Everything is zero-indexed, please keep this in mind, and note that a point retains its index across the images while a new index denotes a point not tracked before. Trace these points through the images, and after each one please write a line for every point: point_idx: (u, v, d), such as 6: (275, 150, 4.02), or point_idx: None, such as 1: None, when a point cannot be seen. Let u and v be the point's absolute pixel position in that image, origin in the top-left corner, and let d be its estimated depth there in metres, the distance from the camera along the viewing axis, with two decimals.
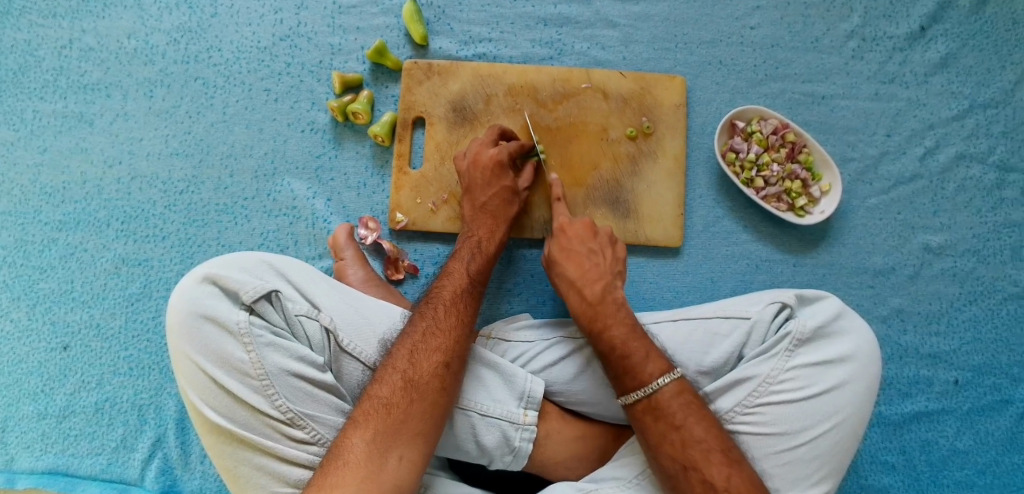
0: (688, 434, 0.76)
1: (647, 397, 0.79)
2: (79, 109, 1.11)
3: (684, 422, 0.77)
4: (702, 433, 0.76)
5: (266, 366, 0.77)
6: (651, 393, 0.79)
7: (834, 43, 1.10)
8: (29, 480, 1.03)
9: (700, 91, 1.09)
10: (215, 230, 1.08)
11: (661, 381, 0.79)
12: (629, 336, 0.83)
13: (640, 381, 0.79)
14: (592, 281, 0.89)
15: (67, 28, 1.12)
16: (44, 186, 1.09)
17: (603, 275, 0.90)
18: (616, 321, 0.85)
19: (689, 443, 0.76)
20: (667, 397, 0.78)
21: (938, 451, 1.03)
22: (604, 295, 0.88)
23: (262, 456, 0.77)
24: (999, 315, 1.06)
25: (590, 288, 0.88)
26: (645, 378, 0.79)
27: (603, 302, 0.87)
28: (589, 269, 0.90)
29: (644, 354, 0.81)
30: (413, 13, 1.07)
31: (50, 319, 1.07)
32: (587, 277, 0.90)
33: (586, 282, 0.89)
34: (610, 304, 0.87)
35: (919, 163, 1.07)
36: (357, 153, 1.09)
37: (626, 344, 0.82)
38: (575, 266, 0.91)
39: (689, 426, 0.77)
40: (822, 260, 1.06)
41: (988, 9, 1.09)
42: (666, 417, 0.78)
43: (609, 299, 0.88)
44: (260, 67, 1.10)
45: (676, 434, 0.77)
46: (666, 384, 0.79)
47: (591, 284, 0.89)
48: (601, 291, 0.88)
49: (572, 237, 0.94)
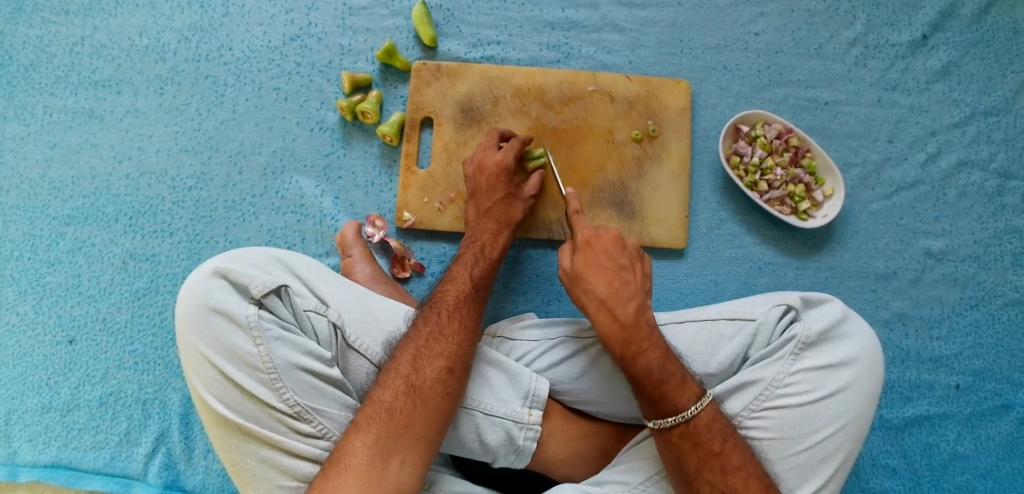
0: (726, 460, 0.77)
1: (685, 423, 0.78)
2: (89, 105, 1.12)
3: (722, 448, 0.78)
4: (739, 459, 0.77)
5: (275, 359, 0.77)
6: (689, 419, 0.78)
7: (837, 50, 1.11)
8: (32, 473, 1.03)
9: (705, 96, 1.10)
10: (222, 227, 1.08)
11: (698, 407, 0.79)
12: (666, 359, 0.81)
13: (677, 407, 0.79)
14: (623, 301, 0.86)
15: (79, 25, 1.13)
16: (53, 180, 1.10)
17: (635, 294, 0.86)
18: (651, 345, 0.82)
19: (727, 469, 0.77)
20: (704, 423, 0.79)
21: (938, 455, 1.04)
22: (637, 317, 0.84)
23: (269, 449, 0.78)
24: (1000, 321, 1.07)
25: (622, 309, 0.85)
26: (683, 403, 0.79)
27: (637, 324, 0.84)
28: (621, 289, 0.86)
29: (678, 380, 0.80)
30: (423, 15, 1.08)
31: (56, 313, 1.07)
32: (619, 297, 0.86)
33: (618, 303, 0.85)
34: (643, 326, 0.84)
35: (921, 169, 1.09)
36: (365, 152, 1.10)
37: (663, 368, 0.81)
38: (605, 285, 0.87)
39: (726, 451, 0.78)
40: (825, 264, 1.07)
41: (989, 18, 1.11)
42: (704, 443, 0.78)
43: (642, 321, 0.85)
44: (270, 66, 1.12)
45: (714, 460, 0.77)
46: (702, 410, 0.79)
47: (624, 305, 0.85)
48: (634, 313, 0.85)
49: (600, 252, 0.90)
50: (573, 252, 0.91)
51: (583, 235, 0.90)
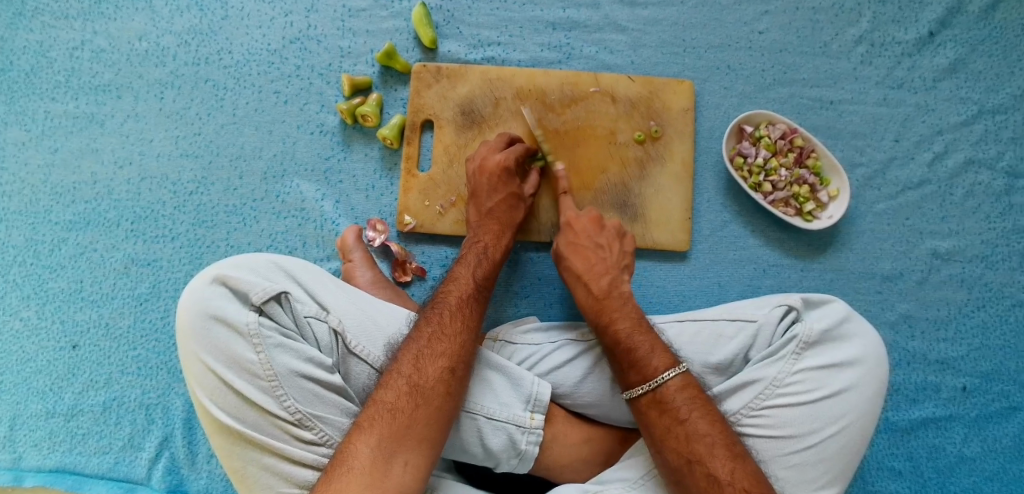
0: (692, 427, 0.76)
1: (652, 391, 0.79)
2: (90, 110, 1.11)
3: (688, 416, 0.77)
4: (706, 427, 0.76)
5: (275, 367, 0.77)
6: (657, 388, 0.79)
7: (843, 48, 1.10)
8: (37, 478, 1.03)
9: (708, 95, 1.09)
10: (223, 232, 1.08)
11: (666, 374, 0.79)
12: (635, 330, 0.85)
13: (645, 375, 0.80)
14: (599, 275, 0.91)
15: (79, 29, 1.13)
16: (55, 186, 1.10)
17: (609, 268, 0.92)
18: (622, 315, 0.87)
19: (694, 437, 0.75)
20: (672, 391, 0.79)
21: (945, 458, 1.03)
22: (611, 288, 0.90)
23: (269, 457, 0.78)
24: (1008, 322, 1.05)
25: (597, 281, 0.91)
26: (650, 372, 0.80)
27: (610, 295, 0.89)
28: (597, 264, 0.92)
29: (648, 347, 0.82)
30: (422, 16, 1.08)
31: (60, 318, 1.08)
32: (593, 271, 0.92)
33: (594, 276, 0.91)
34: (616, 297, 0.89)
35: (928, 169, 1.07)
36: (366, 155, 1.09)
37: (632, 338, 0.84)
38: (583, 260, 0.93)
39: (694, 420, 0.76)
40: (830, 266, 1.06)
41: (998, 15, 1.09)
42: (671, 411, 0.78)
43: (615, 293, 0.90)
44: (270, 69, 1.11)
45: (680, 428, 0.76)
46: (670, 379, 0.79)
47: (598, 278, 0.91)
48: (608, 285, 0.90)
49: (581, 232, 0.95)
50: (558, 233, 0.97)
51: (565, 216, 0.97)
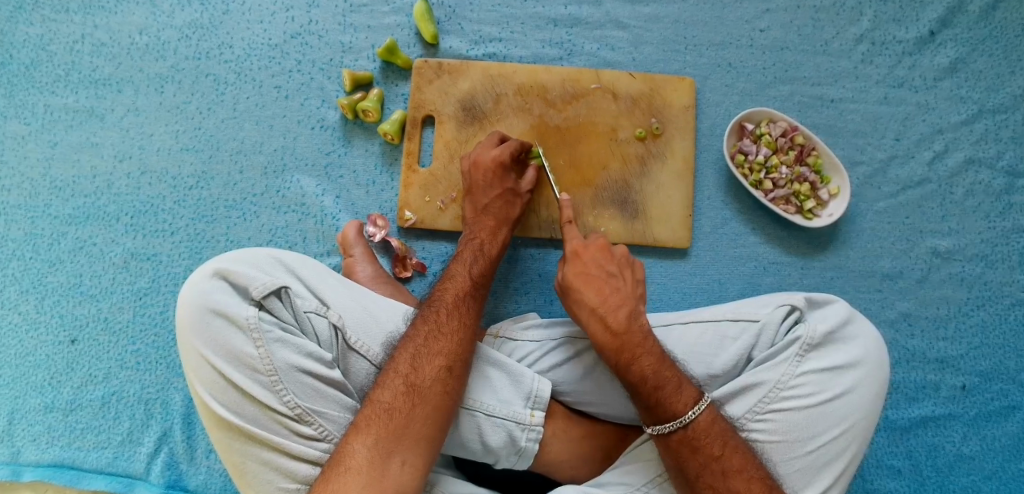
0: (726, 464, 0.76)
1: (683, 428, 0.78)
2: (90, 104, 1.11)
3: (722, 452, 0.77)
4: (739, 462, 0.77)
5: (275, 362, 0.77)
6: (687, 424, 0.78)
7: (843, 47, 1.10)
8: (35, 472, 1.03)
9: (709, 93, 1.09)
10: (224, 226, 1.08)
11: (695, 411, 0.78)
12: (660, 365, 0.81)
13: (674, 413, 0.78)
14: (615, 308, 0.85)
15: (79, 23, 1.12)
16: (54, 179, 1.10)
17: (626, 300, 0.86)
18: (645, 352, 0.82)
19: (729, 473, 0.76)
20: (702, 427, 0.78)
21: (944, 456, 1.03)
22: (630, 323, 0.84)
23: (269, 452, 0.78)
24: (1007, 321, 1.06)
25: (614, 316, 0.84)
26: (681, 409, 0.78)
27: (629, 331, 0.83)
28: (612, 296, 0.86)
29: (674, 385, 0.80)
30: (424, 12, 1.07)
31: (58, 312, 1.07)
32: (610, 305, 0.85)
33: (610, 310, 0.85)
34: (636, 333, 0.83)
35: (928, 168, 1.08)
36: (366, 151, 1.09)
37: (659, 375, 0.80)
38: (597, 293, 0.86)
39: (728, 455, 0.77)
40: (830, 263, 1.06)
41: (998, 14, 1.10)
42: (703, 448, 0.77)
43: (634, 327, 0.84)
44: (271, 64, 1.11)
45: (715, 465, 0.77)
46: (700, 415, 0.78)
47: (615, 311, 0.85)
48: (626, 319, 0.84)
49: (589, 262, 0.89)
50: (563, 263, 0.91)
51: (572, 246, 0.90)
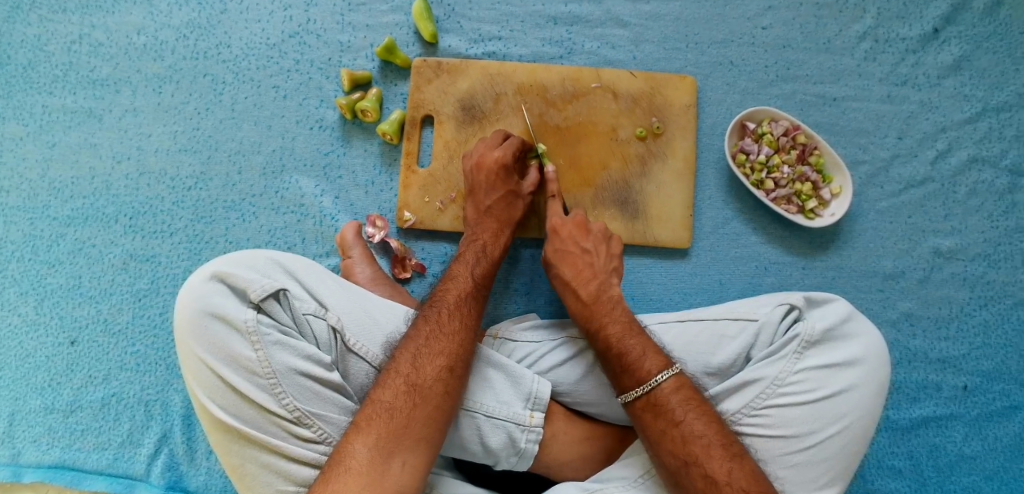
0: (688, 429, 0.75)
1: (648, 393, 0.79)
2: (88, 105, 1.11)
3: (684, 418, 0.76)
4: (702, 427, 0.75)
5: (274, 364, 0.77)
6: (651, 389, 0.78)
7: (846, 44, 1.09)
8: (36, 473, 1.03)
9: (710, 92, 1.08)
10: (222, 227, 1.08)
11: (660, 377, 0.79)
12: (626, 334, 0.85)
13: (639, 379, 0.80)
14: (586, 280, 0.92)
15: (76, 23, 1.12)
16: (53, 181, 1.10)
17: (597, 273, 0.93)
18: (611, 319, 0.87)
19: (689, 438, 0.75)
20: (666, 394, 0.78)
21: (945, 457, 1.03)
22: (599, 293, 0.90)
23: (268, 454, 0.78)
24: (1009, 321, 1.05)
25: (584, 287, 0.91)
26: (644, 374, 0.79)
27: (598, 299, 0.89)
28: (584, 269, 0.93)
29: (640, 353, 0.82)
30: (422, 10, 1.06)
31: (58, 314, 1.07)
32: (581, 277, 0.92)
33: (581, 281, 0.92)
34: (605, 301, 0.89)
35: (931, 167, 1.07)
36: (365, 151, 1.08)
37: (622, 342, 0.84)
38: (569, 267, 0.93)
39: (689, 421, 0.76)
40: (831, 264, 1.06)
41: (1003, 11, 1.08)
42: (666, 413, 0.77)
43: (604, 296, 0.90)
44: (268, 64, 1.10)
45: (676, 430, 0.76)
46: (665, 381, 0.78)
47: (586, 283, 0.91)
48: (595, 290, 0.90)
49: (566, 238, 0.95)
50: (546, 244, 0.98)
51: (552, 223, 0.96)
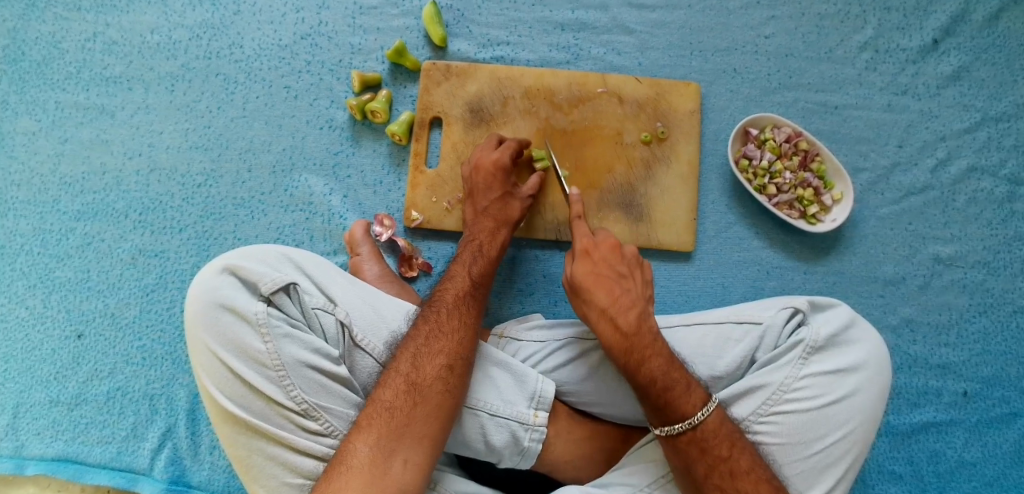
0: (734, 464, 0.77)
1: (692, 429, 0.79)
2: (100, 102, 1.12)
3: (729, 453, 0.78)
4: (748, 463, 0.78)
5: (282, 356, 0.78)
6: (696, 425, 0.79)
7: (848, 53, 1.11)
8: (38, 467, 1.03)
9: (714, 98, 1.10)
10: (231, 224, 1.09)
11: (704, 413, 0.79)
12: (670, 367, 0.81)
13: (683, 414, 0.79)
14: (625, 309, 0.85)
15: (91, 22, 1.14)
16: (64, 176, 1.11)
17: (636, 301, 0.86)
18: (655, 353, 0.82)
19: (738, 474, 0.77)
20: (710, 429, 0.79)
21: (945, 462, 1.03)
22: (639, 324, 0.84)
23: (275, 446, 0.78)
24: (1009, 328, 1.06)
25: (624, 317, 0.84)
26: (689, 410, 0.79)
27: (639, 332, 0.83)
28: (622, 297, 0.86)
29: (684, 385, 0.80)
30: (433, 15, 1.08)
31: (65, 307, 1.08)
32: (620, 306, 0.85)
33: (619, 311, 0.85)
34: (645, 334, 0.83)
35: (931, 175, 1.08)
36: (374, 151, 1.10)
37: (668, 376, 0.80)
38: (606, 294, 0.86)
39: (736, 456, 0.78)
40: (833, 269, 1.07)
41: (1001, 23, 1.11)
42: (711, 449, 0.78)
43: (644, 328, 0.84)
44: (280, 64, 1.12)
45: (723, 466, 0.77)
46: (709, 416, 0.79)
47: (625, 312, 0.84)
48: (636, 321, 0.84)
49: (599, 260, 0.89)
50: (573, 261, 0.91)
51: (582, 244, 0.90)
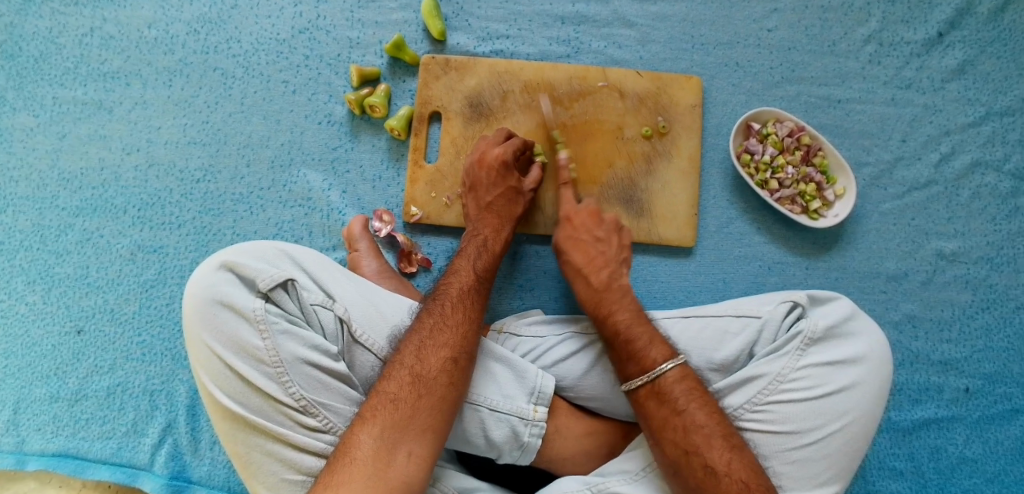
0: (689, 419, 0.77)
1: (651, 382, 0.80)
2: (98, 97, 1.12)
3: (686, 408, 0.77)
4: (704, 418, 0.76)
5: (281, 353, 0.77)
6: (655, 378, 0.80)
7: (851, 47, 1.10)
8: (39, 462, 1.04)
9: (716, 92, 1.09)
10: (229, 220, 1.08)
11: (665, 367, 0.80)
12: (635, 320, 0.86)
13: (643, 367, 0.81)
14: (598, 268, 0.93)
15: (88, 16, 1.13)
16: (62, 171, 1.11)
17: (609, 262, 0.94)
18: (622, 307, 0.89)
19: (691, 428, 0.76)
20: (670, 383, 0.80)
21: (946, 458, 1.03)
22: (610, 281, 0.92)
23: (274, 443, 0.78)
24: (1012, 324, 1.05)
25: (596, 275, 0.92)
26: (649, 364, 0.81)
27: (609, 288, 0.91)
28: (596, 257, 0.94)
29: (646, 340, 0.84)
30: (432, 9, 1.08)
31: (65, 303, 1.08)
32: (593, 265, 0.94)
33: (593, 270, 0.93)
34: (616, 290, 0.91)
35: (934, 170, 1.07)
36: (373, 146, 1.09)
37: (631, 330, 0.85)
38: (581, 254, 0.95)
39: (692, 411, 0.77)
40: (835, 264, 1.06)
41: (1007, 16, 1.09)
42: (669, 402, 0.78)
43: (615, 285, 0.92)
44: (278, 59, 1.11)
45: (677, 419, 0.77)
46: (668, 371, 0.80)
47: (598, 272, 0.93)
48: (607, 279, 0.92)
49: (578, 226, 0.97)
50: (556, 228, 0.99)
51: (564, 211, 0.99)
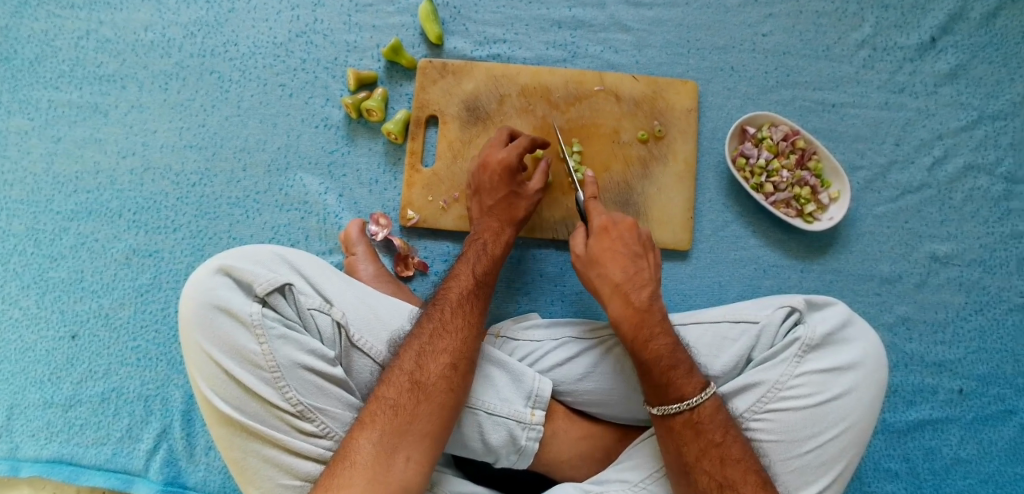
0: (726, 451, 0.77)
1: (689, 410, 0.79)
2: (94, 100, 1.11)
3: (723, 439, 0.78)
4: (739, 452, 0.77)
5: (278, 358, 0.77)
6: (694, 407, 0.79)
7: (845, 52, 1.11)
8: (33, 468, 1.03)
9: (711, 96, 1.10)
10: (226, 224, 1.08)
11: (703, 396, 0.79)
12: (676, 347, 0.83)
13: (683, 394, 0.79)
14: (638, 287, 0.87)
15: (84, 19, 1.13)
16: (57, 175, 1.10)
17: (648, 281, 0.88)
18: (661, 332, 0.84)
19: (727, 461, 0.77)
20: (707, 413, 0.79)
21: (940, 460, 1.03)
22: (650, 303, 0.86)
23: (271, 449, 0.77)
24: (1004, 325, 1.06)
25: (637, 294, 0.86)
26: (689, 392, 0.79)
27: (650, 310, 0.85)
28: (636, 275, 0.88)
29: (687, 367, 0.81)
30: (429, 13, 1.08)
31: (59, 308, 1.07)
32: (633, 283, 0.87)
33: (633, 288, 0.87)
34: (656, 313, 0.85)
35: (928, 173, 1.08)
36: (369, 150, 1.09)
37: (675, 355, 0.82)
38: (620, 269, 0.88)
39: (727, 443, 0.78)
40: (830, 267, 1.07)
41: (998, 21, 1.11)
42: (706, 433, 0.78)
43: (654, 308, 0.86)
44: (275, 62, 1.11)
45: (715, 451, 0.77)
46: (707, 400, 0.79)
47: (638, 290, 0.87)
48: (648, 299, 0.86)
49: (616, 239, 0.90)
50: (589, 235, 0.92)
51: (600, 221, 0.91)
